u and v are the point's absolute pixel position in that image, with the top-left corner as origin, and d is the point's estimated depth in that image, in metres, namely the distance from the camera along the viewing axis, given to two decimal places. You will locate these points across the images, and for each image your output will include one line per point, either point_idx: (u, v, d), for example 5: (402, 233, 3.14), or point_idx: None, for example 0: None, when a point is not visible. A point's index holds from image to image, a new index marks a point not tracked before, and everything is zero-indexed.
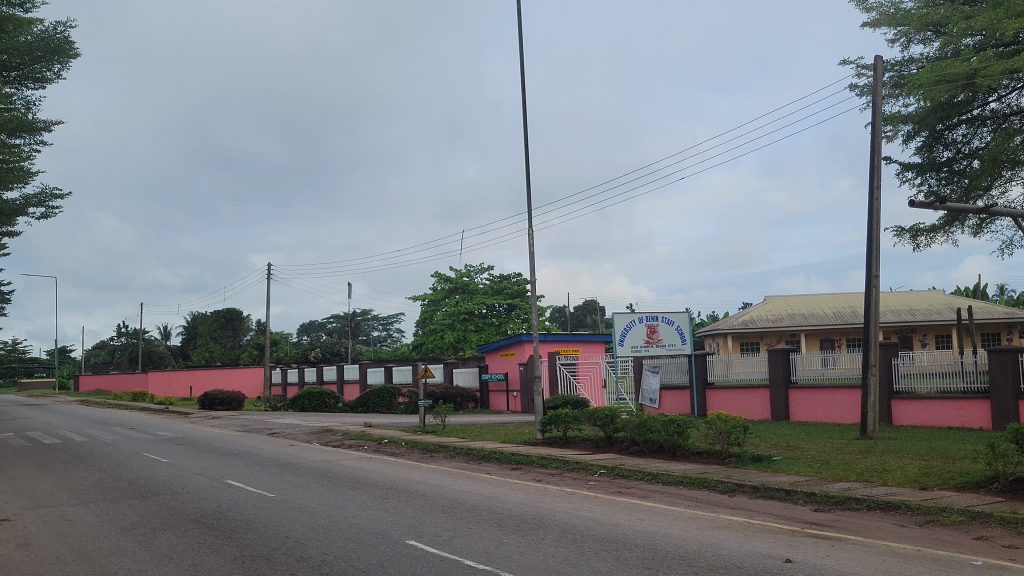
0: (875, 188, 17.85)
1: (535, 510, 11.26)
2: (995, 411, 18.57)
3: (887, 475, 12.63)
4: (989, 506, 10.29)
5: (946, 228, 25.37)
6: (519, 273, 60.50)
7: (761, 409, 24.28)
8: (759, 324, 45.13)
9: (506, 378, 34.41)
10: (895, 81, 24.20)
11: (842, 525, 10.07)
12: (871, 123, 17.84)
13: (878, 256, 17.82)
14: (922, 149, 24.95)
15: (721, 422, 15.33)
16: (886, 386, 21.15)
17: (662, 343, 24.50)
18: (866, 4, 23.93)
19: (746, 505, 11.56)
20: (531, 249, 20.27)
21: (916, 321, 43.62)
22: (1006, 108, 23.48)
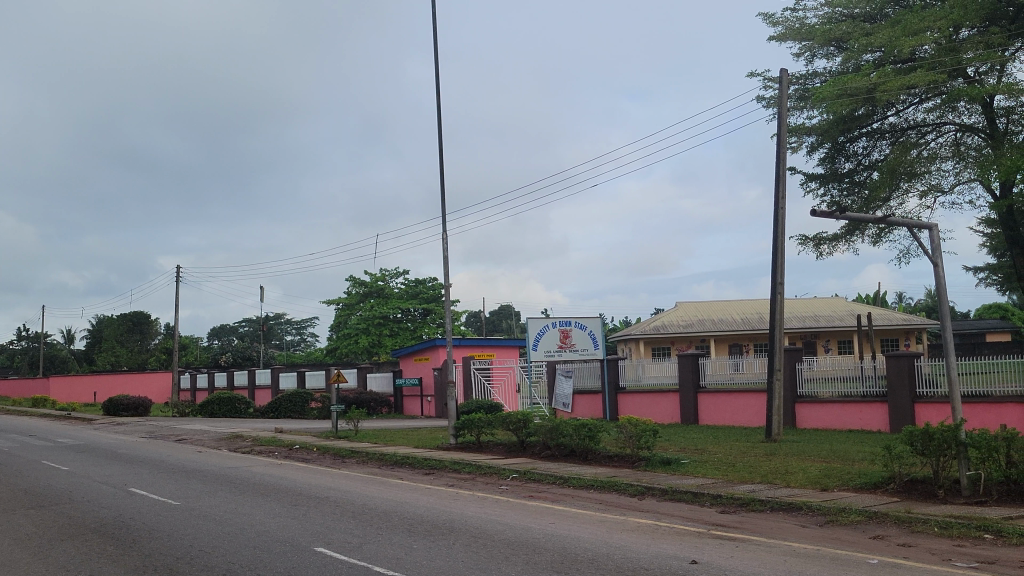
0: (780, 198, 18.33)
1: (447, 515, 11.23)
2: (892, 414, 19.23)
3: (790, 477, 12.99)
4: (885, 506, 10.65)
5: (847, 237, 26.24)
6: (434, 278, 60.39)
7: (671, 413, 24.69)
8: (670, 329, 45.92)
9: (421, 382, 34.30)
10: (799, 93, 24.91)
11: (746, 526, 10.32)
12: (777, 134, 18.30)
13: (782, 264, 18.29)
14: (825, 160, 25.74)
15: (631, 425, 15.53)
16: (790, 390, 21.71)
17: (575, 347, 24.71)
18: (772, 19, 24.57)
19: (654, 508, 11.75)
20: (445, 254, 20.22)
21: (820, 327, 45.00)
22: (904, 122, 24.39)
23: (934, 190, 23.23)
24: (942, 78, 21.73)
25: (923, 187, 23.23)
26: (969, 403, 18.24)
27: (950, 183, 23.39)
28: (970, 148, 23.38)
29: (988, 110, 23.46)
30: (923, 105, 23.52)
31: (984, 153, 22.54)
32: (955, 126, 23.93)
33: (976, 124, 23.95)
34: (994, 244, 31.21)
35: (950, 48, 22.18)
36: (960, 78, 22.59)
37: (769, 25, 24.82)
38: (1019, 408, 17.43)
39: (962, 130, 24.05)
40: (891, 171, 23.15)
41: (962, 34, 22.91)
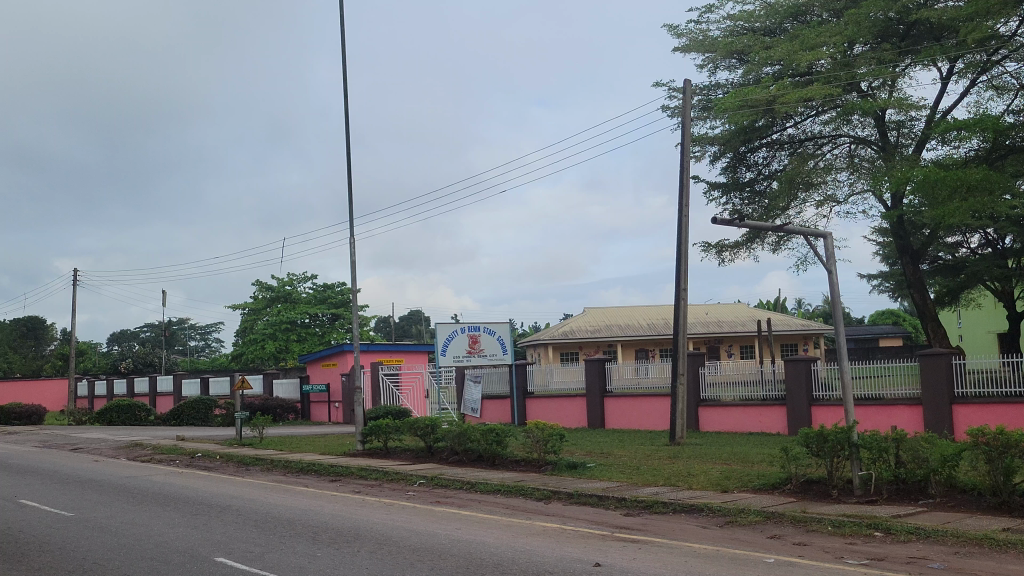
0: (683, 206, 18.71)
1: (352, 522, 11.13)
2: (790, 417, 19.80)
3: (692, 480, 13.26)
4: (782, 506, 10.96)
5: (749, 245, 26.94)
6: (342, 283, 59.74)
7: (578, 417, 24.92)
8: (578, 335, 46.30)
9: (328, 389, 33.89)
10: (703, 104, 25.48)
11: (648, 528, 10.49)
12: (681, 143, 18.68)
13: (686, 270, 18.66)
14: (727, 170, 26.40)
15: (538, 430, 15.63)
16: (693, 394, 22.10)
17: (483, 353, 24.75)
18: (677, 31, 25.09)
19: (559, 511, 11.85)
20: (353, 258, 20.00)
21: (723, 332, 46.00)
22: (802, 133, 25.16)
23: (831, 200, 24.02)
24: (837, 92, 22.54)
25: (820, 197, 24.02)
26: (862, 405, 18.90)
27: (845, 193, 24.22)
28: (864, 159, 24.28)
29: (880, 124, 24.39)
30: (820, 118, 24.31)
31: (876, 165, 23.44)
32: (850, 138, 24.80)
33: (869, 137, 24.88)
34: (887, 252, 32.50)
35: (845, 63, 23.04)
36: (855, 92, 23.48)
37: (674, 37, 25.35)
38: (908, 410, 18.15)
39: (856, 143, 24.95)
40: (790, 181, 23.94)
41: (855, 49, 23.79)
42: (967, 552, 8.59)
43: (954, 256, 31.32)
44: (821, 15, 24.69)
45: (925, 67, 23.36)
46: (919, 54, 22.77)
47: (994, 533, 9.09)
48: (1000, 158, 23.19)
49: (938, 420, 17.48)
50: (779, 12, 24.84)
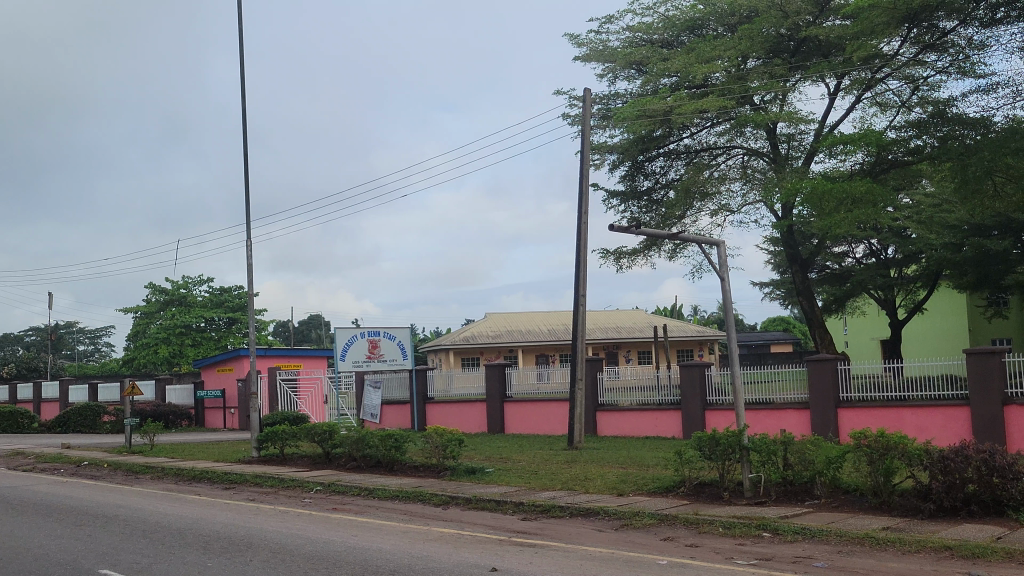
0: (583, 212, 18.93)
1: (245, 531, 10.89)
2: (685, 421, 20.22)
3: (589, 484, 13.41)
4: (676, 509, 11.18)
5: (646, 252, 27.42)
6: (239, 286, 58.46)
7: (478, 423, 24.95)
8: (480, 340, 46.33)
9: (223, 394, 33.09)
10: (603, 112, 25.84)
11: (545, 532, 10.57)
12: (580, 151, 18.89)
13: (585, 276, 18.87)
14: (626, 178, 26.82)
15: (437, 435, 15.59)
16: (591, 399, 22.35)
17: (384, 358, 24.54)
18: (578, 40, 25.40)
19: (457, 517, 11.83)
20: (249, 261, 19.57)
21: (621, 338, 46.70)
22: (697, 144, 25.74)
23: (725, 210, 24.64)
24: (731, 104, 23.19)
25: (714, 207, 24.63)
26: (753, 409, 19.41)
27: (738, 203, 24.89)
28: (756, 170, 24.99)
29: (771, 136, 25.14)
30: (714, 129, 24.93)
31: (768, 176, 24.19)
32: (743, 150, 25.51)
33: (761, 149, 25.64)
34: (777, 260, 33.60)
35: (738, 76, 23.74)
36: (748, 105, 24.20)
37: (575, 45, 25.65)
38: (797, 414, 18.72)
39: (749, 154, 25.68)
40: (685, 190, 24.57)
41: (749, 63, 24.49)
42: (849, 550, 8.92)
43: (840, 265, 32.77)
44: (716, 29, 25.34)
45: (813, 82, 24.16)
46: (808, 69, 23.56)
47: (875, 532, 9.44)
48: (883, 171, 24.22)
49: (825, 423, 18.12)
50: (676, 24, 25.36)
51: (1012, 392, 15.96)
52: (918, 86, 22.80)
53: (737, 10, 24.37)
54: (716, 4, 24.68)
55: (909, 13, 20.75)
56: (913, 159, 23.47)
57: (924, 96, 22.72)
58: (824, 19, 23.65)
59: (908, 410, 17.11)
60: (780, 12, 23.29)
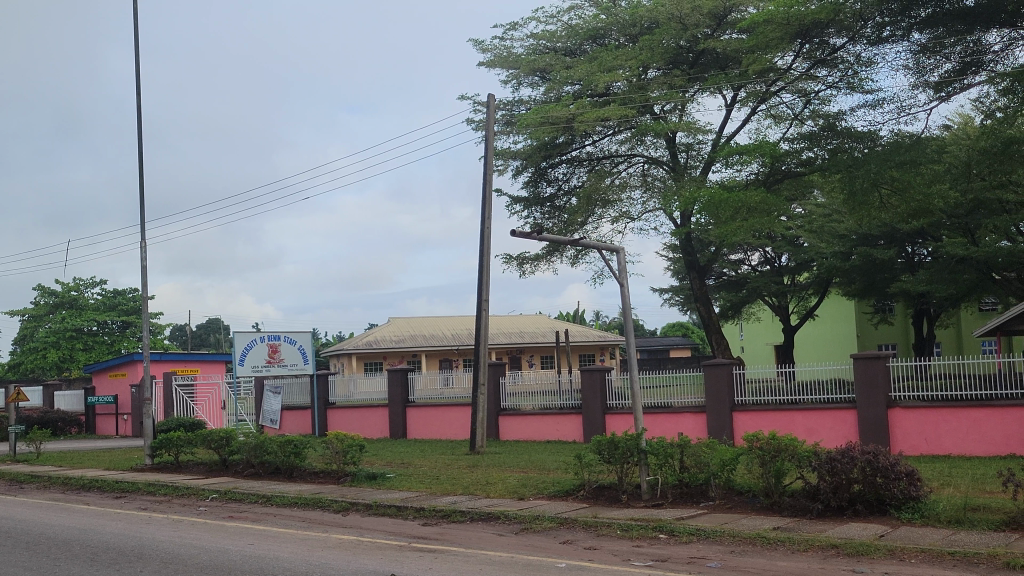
0: (487, 217, 18.99)
1: (137, 541, 10.56)
2: (586, 425, 20.45)
3: (489, 488, 13.44)
4: (575, 512, 11.31)
5: (549, 257, 27.66)
6: (135, 289, 56.72)
7: (381, 428, 24.74)
8: (384, 344, 45.94)
9: (116, 400, 32.04)
10: (507, 118, 25.99)
11: (446, 538, 10.55)
12: (483, 156, 18.92)
13: (488, 281, 18.92)
14: (529, 184, 27.03)
15: (337, 441, 15.39)
16: (494, 403, 22.44)
17: (284, 362, 24.13)
18: (482, 45, 25.48)
19: (357, 523, 11.72)
20: (143, 262, 18.99)
21: (525, 343, 46.98)
22: (599, 151, 26.08)
23: (625, 217, 25.06)
24: (632, 113, 23.61)
25: (615, 214, 25.03)
26: (651, 413, 19.72)
27: (638, 211, 25.32)
28: (655, 178, 25.45)
29: (671, 146, 25.67)
30: (616, 137, 25.31)
31: (666, 185, 24.66)
32: (643, 158, 25.97)
33: (660, 158, 26.12)
34: (675, 266, 34.22)
35: (639, 86, 24.22)
36: (648, 115, 24.71)
37: (479, 51, 25.72)
38: (694, 417, 19.13)
39: (649, 163, 26.14)
40: (587, 198, 24.97)
41: (649, 74, 24.99)
42: (741, 550, 9.17)
43: (736, 272, 33.54)
44: (617, 39, 25.72)
45: (711, 94, 24.76)
46: (706, 81, 24.14)
47: (766, 531, 9.73)
48: (776, 181, 24.96)
49: (720, 426, 18.55)
50: (579, 33, 25.68)
51: (896, 395, 16.65)
52: (810, 100, 23.57)
53: (638, 21, 24.81)
54: (619, 14, 25.08)
55: (801, 29, 21.69)
56: (805, 170, 24.25)
57: (815, 110, 23.53)
58: (722, 33, 24.34)
59: (799, 413, 17.67)
60: (679, 25, 23.87)
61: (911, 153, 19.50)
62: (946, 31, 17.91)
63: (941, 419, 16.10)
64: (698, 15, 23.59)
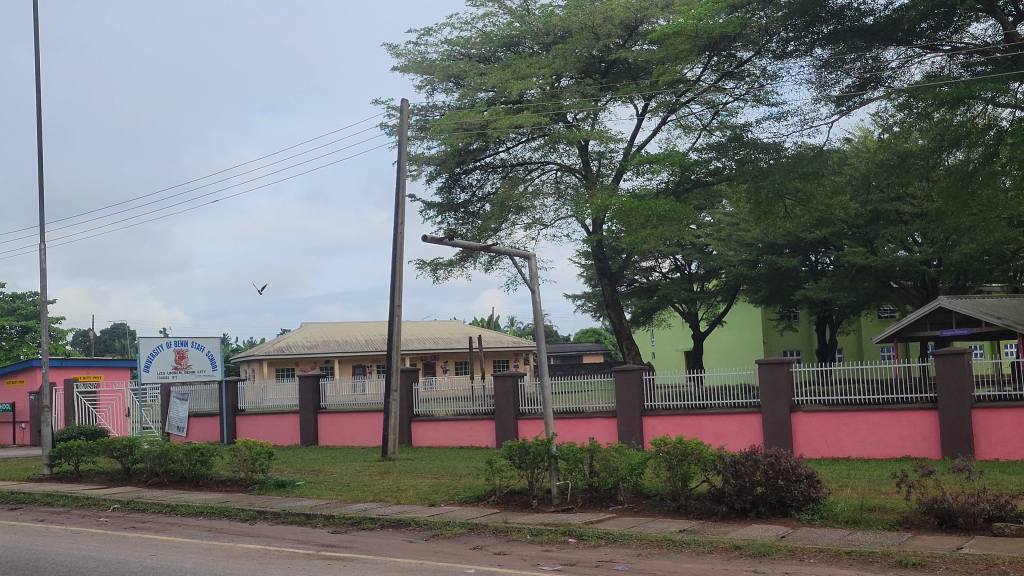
0: (400, 222, 18.90)
1: (32, 555, 10.19)
2: (498, 431, 20.51)
3: (400, 495, 13.35)
4: (486, 517, 11.32)
5: (462, 263, 27.67)
6: (34, 293, 54.78)
7: (291, 435, 24.39)
8: (295, 350, 45.28)
9: (13, 408, 30.88)
10: (420, 123, 25.93)
11: (355, 545, 10.45)
12: (397, 161, 18.83)
13: (401, 286, 18.82)
14: (443, 190, 27.00)
15: (246, 448, 15.11)
16: (406, 409, 22.34)
17: (191, 369, 23.58)
18: (397, 50, 25.38)
19: (264, 532, 11.51)
20: (42, 266, 18.34)
21: (439, 348, 46.84)
22: (513, 158, 26.21)
23: (538, 223, 25.24)
24: (545, 120, 23.81)
25: (529, 220, 25.20)
26: (562, 418, 19.88)
27: (551, 218, 25.52)
28: (568, 186, 25.68)
29: (583, 154, 25.96)
30: (529, 144, 25.49)
31: (578, 193, 24.89)
32: (556, 165, 26.19)
33: (573, 166, 26.38)
34: (588, 273, 34.58)
35: (552, 94, 24.45)
36: (561, 123, 24.95)
37: (393, 56, 25.61)
38: (605, 423, 19.35)
39: (562, 170, 26.36)
40: (500, 204, 25.11)
41: (562, 82, 25.24)
42: (648, 552, 9.31)
43: (647, 279, 34.06)
44: (531, 48, 25.91)
45: (623, 103, 25.12)
46: (618, 90, 24.51)
47: (672, 534, 9.90)
48: (686, 190, 25.40)
49: (630, 430, 18.81)
50: (493, 40, 25.75)
51: (799, 399, 17.12)
52: (718, 111, 24.09)
53: (552, 29, 25.05)
54: (532, 23, 25.26)
55: (710, 42, 22.27)
56: (714, 179, 24.75)
57: (723, 121, 24.06)
58: (632, 43, 24.82)
59: (706, 417, 18.02)
60: (592, 35, 24.20)
61: (813, 164, 20.03)
62: (847, 47, 18.58)
63: (841, 422, 16.61)
64: (609, 26, 23.93)
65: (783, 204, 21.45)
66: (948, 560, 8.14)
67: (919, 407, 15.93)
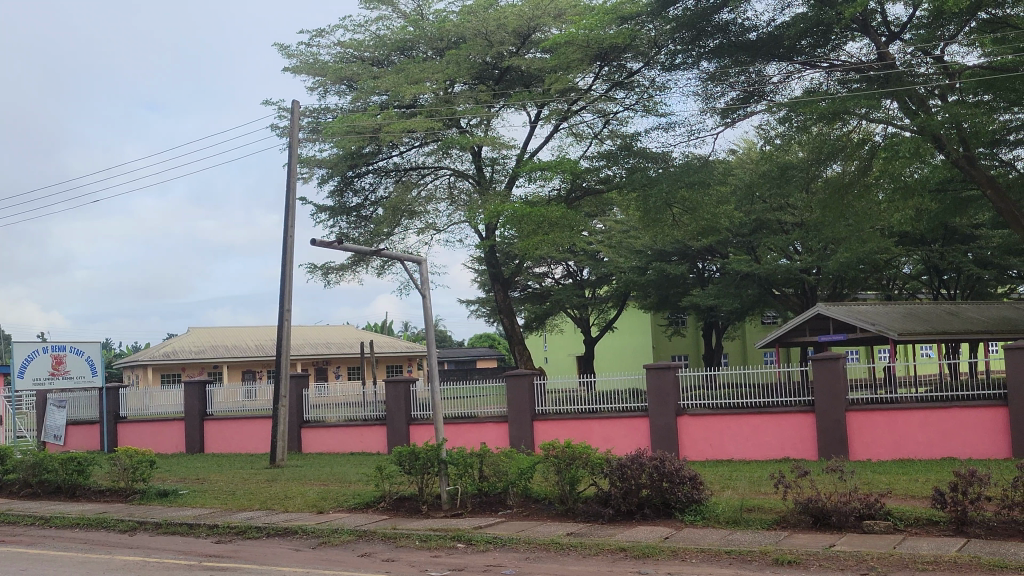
0: (291, 224, 18.60)
1: None
2: (390, 436, 20.38)
3: (287, 502, 13.12)
4: (374, 524, 11.24)
5: (354, 267, 27.40)
6: None
7: (176, 443, 23.73)
8: (181, 355, 43.99)
9: None
10: (312, 125, 25.56)
11: (239, 555, 10.23)
12: (287, 163, 18.55)
13: (290, 290, 18.53)
14: (335, 193, 26.67)
15: (126, 457, 14.63)
16: (296, 416, 22.02)
17: (69, 375, 22.58)
18: (287, 51, 24.98)
19: (144, 543, 11.16)
20: None
21: (331, 353, 46.21)
22: (406, 163, 26.10)
23: (431, 228, 25.18)
24: (438, 125, 23.77)
25: (422, 225, 25.13)
26: (454, 424, 19.90)
27: (444, 223, 25.49)
28: (461, 192, 25.68)
29: (476, 159, 26.05)
30: (423, 149, 25.40)
31: (471, 198, 24.92)
32: (450, 171, 26.18)
33: (466, 171, 26.44)
34: (482, 279, 34.68)
35: (445, 100, 24.43)
36: (455, 128, 24.96)
37: (284, 56, 25.20)
38: (496, 427, 19.44)
39: (455, 176, 26.37)
40: (393, 208, 24.98)
41: (455, 88, 25.26)
42: (536, 556, 9.40)
43: (540, 285, 34.34)
44: (425, 52, 25.81)
45: (515, 110, 25.29)
46: (511, 97, 24.66)
47: (559, 537, 10.01)
48: (577, 198, 25.71)
49: (520, 435, 18.95)
50: (387, 44, 25.58)
51: (684, 403, 17.53)
52: (609, 121, 24.48)
53: (446, 35, 25.03)
54: (426, 28, 25.19)
55: (600, 52, 22.76)
56: (604, 187, 25.14)
57: (613, 130, 24.49)
58: (526, 51, 25.10)
59: (596, 421, 18.28)
60: (485, 42, 24.34)
61: (699, 174, 20.55)
62: (731, 62, 19.16)
63: (725, 426, 17.07)
64: (503, 33, 24.13)
65: (671, 212, 21.95)
66: (821, 557, 8.47)
67: (798, 410, 16.52)
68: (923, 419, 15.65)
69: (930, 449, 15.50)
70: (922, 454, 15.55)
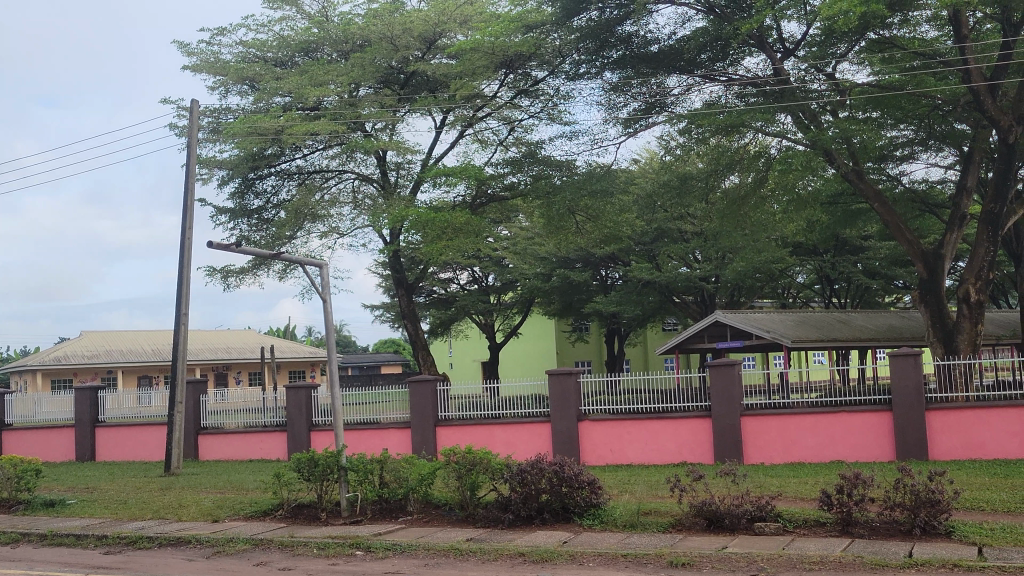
0: (188, 226, 18.16)
1: None
2: (290, 443, 20.05)
3: (181, 511, 12.78)
4: (271, 532, 11.04)
5: (255, 271, 26.90)
6: None
7: (64, 451, 22.86)
8: (73, 360, 42.39)
9: None
10: (212, 125, 25.02)
11: (128, 566, 9.92)
12: (185, 164, 18.12)
13: (187, 293, 18.10)
14: (235, 195, 26.16)
15: (10, 467, 14.04)
16: (192, 422, 21.52)
17: None
18: (187, 49, 24.39)
19: (27, 555, 10.71)
20: None
21: (231, 359, 45.22)
22: (309, 166, 25.76)
23: (335, 232, 24.90)
24: (342, 129, 23.51)
25: (324, 229, 24.79)
26: (356, 430, 19.70)
27: (348, 227, 25.22)
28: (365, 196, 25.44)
29: (381, 164, 25.89)
30: (326, 152, 25.14)
31: (376, 202, 24.72)
32: (354, 175, 25.95)
33: (371, 176, 26.25)
34: (386, 283, 34.45)
35: (349, 103, 24.17)
36: (359, 132, 24.74)
37: (184, 54, 24.61)
38: (398, 433, 19.33)
39: (359, 180, 26.16)
40: (295, 211, 24.63)
41: (359, 91, 25.04)
42: (435, 562, 9.37)
43: (445, 291, 34.29)
44: (329, 54, 25.55)
45: (421, 115, 25.23)
46: (415, 102, 24.57)
47: (458, 543, 10.01)
48: (482, 204, 25.75)
49: (423, 441, 18.86)
50: (289, 44, 25.22)
51: (586, 409, 17.71)
52: (514, 127, 24.60)
53: (351, 38, 24.79)
54: (330, 30, 24.88)
55: (504, 60, 22.92)
56: (509, 194, 25.28)
57: (518, 137, 24.63)
58: (431, 56, 25.18)
59: (499, 427, 18.32)
60: (390, 45, 24.19)
61: (602, 182, 20.83)
62: (633, 73, 19.54)
63: (625, 431, 17.31)
64: (408, 37, 24.04)
65: (575, 220, 22.22)
66: (715, 559, 8.66)
67: (696, 415, 16.87)
68: (813, 423, 16.16)
69: (820, 453, 16.04)
70: (813, 458, 16.08)
